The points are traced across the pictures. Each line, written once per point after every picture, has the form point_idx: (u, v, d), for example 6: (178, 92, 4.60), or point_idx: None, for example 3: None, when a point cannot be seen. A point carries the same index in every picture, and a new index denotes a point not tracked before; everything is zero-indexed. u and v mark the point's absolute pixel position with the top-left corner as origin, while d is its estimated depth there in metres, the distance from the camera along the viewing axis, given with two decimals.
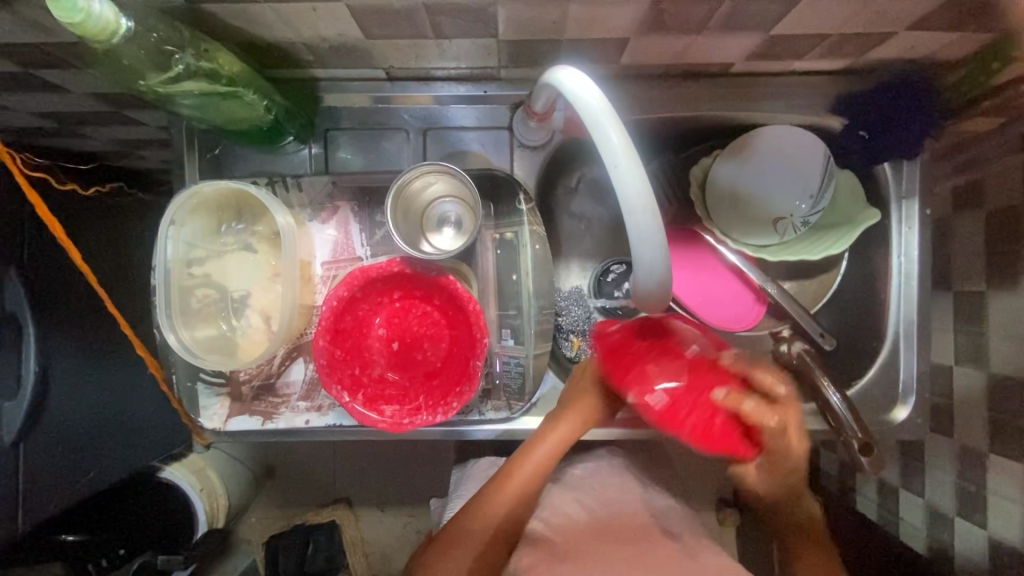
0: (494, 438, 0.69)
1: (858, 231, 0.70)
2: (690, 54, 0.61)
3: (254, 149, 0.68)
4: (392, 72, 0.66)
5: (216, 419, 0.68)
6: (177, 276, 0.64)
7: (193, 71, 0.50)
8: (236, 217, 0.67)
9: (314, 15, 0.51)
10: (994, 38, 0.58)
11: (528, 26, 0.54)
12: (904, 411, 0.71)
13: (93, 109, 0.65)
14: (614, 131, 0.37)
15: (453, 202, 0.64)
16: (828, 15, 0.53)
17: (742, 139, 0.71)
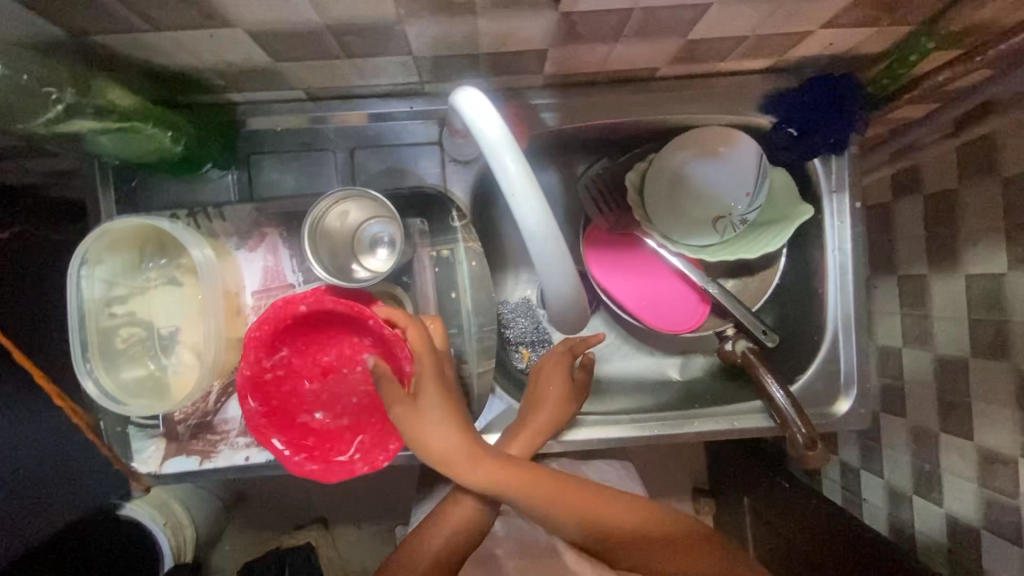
0: None
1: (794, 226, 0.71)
2: (613, 61, 0.60)
3: (174, 178, 0.65)
4: (313, 92, 0.64)
5: (152, 462, 0.66)
6: (95, 317, 0.61)
7: (77, 109, 0.47)
8: (159, 251, 0.64)
9: (212, 40, 0.49)
10: (909, 32, 0.59)
11: (441, 40, 0.53)
12: (846, 403, 0.72)
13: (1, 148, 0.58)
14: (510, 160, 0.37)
15: (379, 222, 0.62)
16: (743, 17, 0.52)
17: (679, 141, 0.71)
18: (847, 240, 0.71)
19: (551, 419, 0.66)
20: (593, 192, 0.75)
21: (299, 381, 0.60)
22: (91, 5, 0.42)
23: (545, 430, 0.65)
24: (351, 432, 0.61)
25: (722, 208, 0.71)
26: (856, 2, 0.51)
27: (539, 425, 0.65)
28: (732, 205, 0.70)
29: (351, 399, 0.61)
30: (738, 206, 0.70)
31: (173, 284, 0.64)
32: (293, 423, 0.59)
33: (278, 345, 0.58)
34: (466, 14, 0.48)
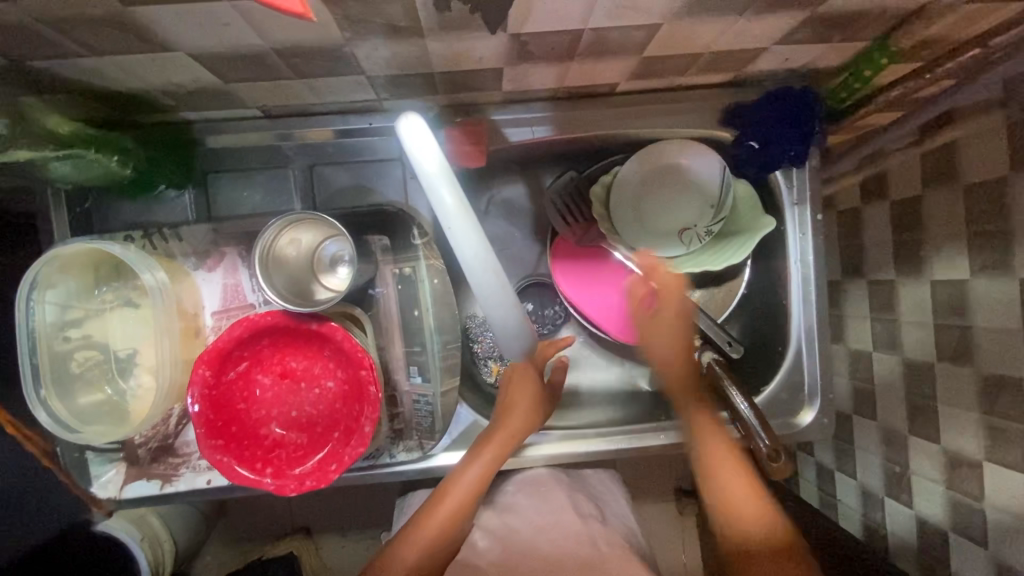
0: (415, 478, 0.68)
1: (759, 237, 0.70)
2: (571, 77, 0.60)
3: (129, 199, 0.65)
4: (269, 110, 0.62)
5: (112, 487, 0.65)
6: (49, 342, 0.60)
7: (12, 138, 0.48)
8: (114, 273, 0.63)
9: (156, 64, 0.48)
10: (864, 47, 0.59)
11: (393, 61, 0.52)
12: (810, 414, 0.73)
13: None
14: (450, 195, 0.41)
15: (335, 241, 0.61)
16: (696, 35, 0.52)
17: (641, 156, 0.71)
18: (809, 251, 0.71)
19: (523, 424, 0.65)
20: (561, 203, 0.75)
21: (256, 371, 0.57)
22: (21, 33, 0.41)
23: (515, 438, 0.65)
24: (277, 451, 0.56)
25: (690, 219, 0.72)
26: (806, 21, 0.51)
27: (509, 432, 0.64)
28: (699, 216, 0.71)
29: (291, 415, 0.57)
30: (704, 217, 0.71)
31: (128, 306, 0.63)
32: (223, 410, 0.56)
33: (260, 334, 0.56)
34: (413, 36, 0.47)
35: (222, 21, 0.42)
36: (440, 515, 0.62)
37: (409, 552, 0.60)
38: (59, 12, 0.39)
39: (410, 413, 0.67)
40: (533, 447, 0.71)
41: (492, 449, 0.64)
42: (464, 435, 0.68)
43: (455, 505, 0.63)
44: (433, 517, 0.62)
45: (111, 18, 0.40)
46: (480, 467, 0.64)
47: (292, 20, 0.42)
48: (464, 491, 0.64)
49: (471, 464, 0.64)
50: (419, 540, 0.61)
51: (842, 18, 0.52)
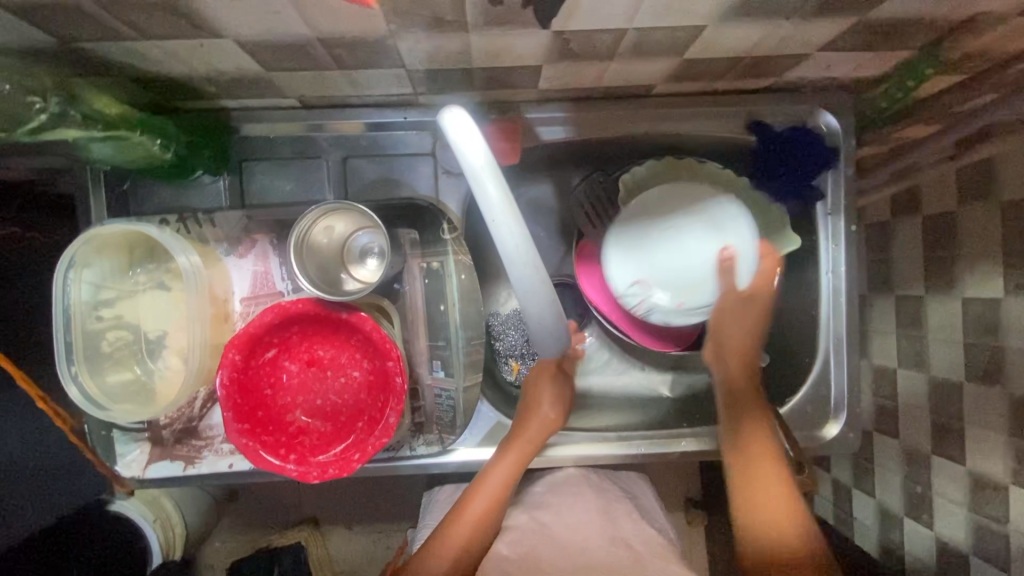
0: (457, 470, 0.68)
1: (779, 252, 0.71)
2: (608, 77, 0.60)
3: (165, 183, 0.66)
4: (306, 100, 0.63)
5: (136, 466, 0.66)
6: (81, 321, 0.61)
7: (62, 118, 0.47)
8: (148, 255, 0.64)
9: (204, 50, 0.49)
10: (911, 56, 0.58)
11: (433, 55, 0.52)
12: (835, 427, 0.71)
13: None
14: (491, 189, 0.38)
15: (368, 234, 0.62)
16: (739, 39, 0.52)
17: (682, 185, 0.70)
18: (841, 262, 0.70)
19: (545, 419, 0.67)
20: (586, 207, 0.76)
21: (284, 358, 0.58)
22: (75, 13, 0.41)
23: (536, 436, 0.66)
24: (300, 438, 0.57)
25: (677, 296, 0.70)
26: (853, 28, 0.50)
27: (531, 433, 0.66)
28: (685, 295, 0.70)
29: (317, 403, 0.58)
30: (690, 297, 0.70)
31: (162, 288, 0.64)
32: (250, 395, 0.56)
33: (289, 321, 0.57)
34: (458, 30, 0.47)
35: (273, 9, 0.42)
36: (470, 517, 0.63)
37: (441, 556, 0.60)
38: None
39: (432, 407, 0.67)
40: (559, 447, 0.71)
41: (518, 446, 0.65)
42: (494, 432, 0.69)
43: (485, 503, 0.64)
44: (459, 522, 0.63)
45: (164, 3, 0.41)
46: (501, 471, 0.65)
47: (341, 10, 0.43)
48: (494, 489, 0.65)
49: (492, 470, 0.65)
50: (450, 543, 0.61)
51: (891, 26, 0.51)
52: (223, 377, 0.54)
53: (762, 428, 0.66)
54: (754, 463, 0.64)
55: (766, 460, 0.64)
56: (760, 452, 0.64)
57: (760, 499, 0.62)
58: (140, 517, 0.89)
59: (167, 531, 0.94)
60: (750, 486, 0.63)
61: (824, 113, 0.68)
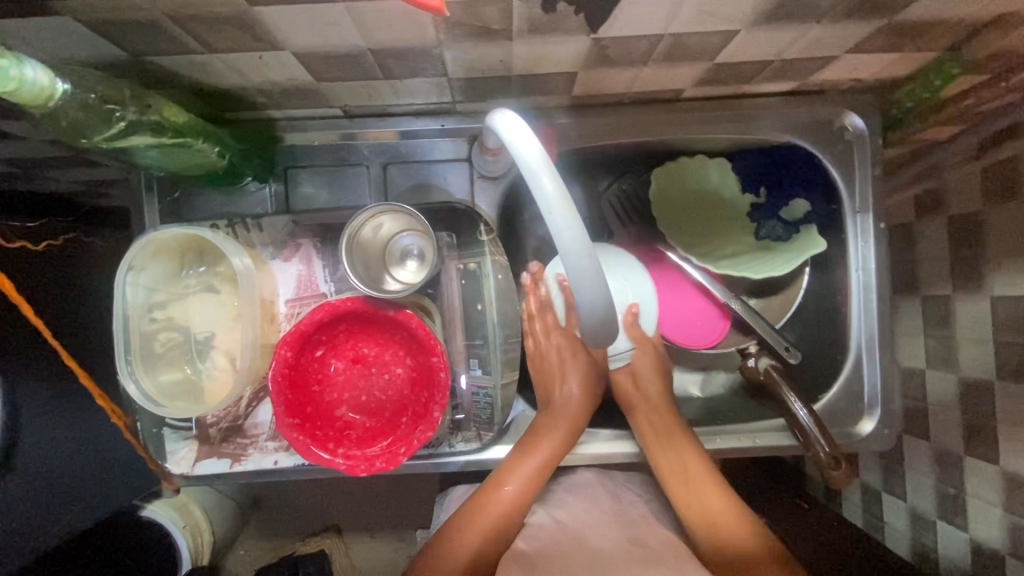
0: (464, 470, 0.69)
1: (803, 256, 0.74)
2: (638, 82, 0.62)
3: (212, 190, 0.69)
4: (349, 110, 0.66)
5: (185, 463, 0.68)
6: (138, 322, 0.63)
7: (136, 126, 0.50)
8: (199, 259, 0.67)
9: (261, 62, 0.52)
10: (936, 56, 0.59)
11: (476, 63, 0.55)
12: (870, 423, 0.71)
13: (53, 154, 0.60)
14: (548, 180, 0.38)
15: (411, 235, 0.64)
16: (769, 42, 0.54)
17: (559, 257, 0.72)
18: (872, 259, 0.71)
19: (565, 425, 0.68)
20: (617, 208, 0.79)
21: (330, 356, 0.60)
22: (152, 28, 0.44)
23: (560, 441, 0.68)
24: (345, 433, 0.59)
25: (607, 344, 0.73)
26: (880, 29, 0.52)
27: (552, 437, 0.67)
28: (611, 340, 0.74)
29: (363, 399, 0.60)
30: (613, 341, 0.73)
31: (211, 291, 0.66)
32: (300, 391, 0.58)
33: (337, 318, 0.59)
34: (501, 39, 0.50)
35: (332, 20, 0.45)
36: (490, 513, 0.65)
37: (463, 548, 0.64)
38: (187, 9, 0.42)
39: (469, 405, 0.69)
40: (581, 446, 0.73)
41: (542, 448, 0.67)
42: (517, 426, 0.71)
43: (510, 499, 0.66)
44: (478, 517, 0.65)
45: (232, 16, 0.44)
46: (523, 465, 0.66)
47: (395, 20, 0.45)
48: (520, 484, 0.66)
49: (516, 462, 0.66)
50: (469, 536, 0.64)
51: (919, 26, 0.52)
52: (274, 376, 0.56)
53: (691, 447, 0.68)
54: (692, 488, 0.66)
55: (702, 480, 0.66)
56: (696, 475, 0.66)
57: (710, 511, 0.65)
58: (169, 521, 0.91)
59: (195, 536, 0.95)
60: (697, 511, 0.65)
61: (850, 116, 0.69)
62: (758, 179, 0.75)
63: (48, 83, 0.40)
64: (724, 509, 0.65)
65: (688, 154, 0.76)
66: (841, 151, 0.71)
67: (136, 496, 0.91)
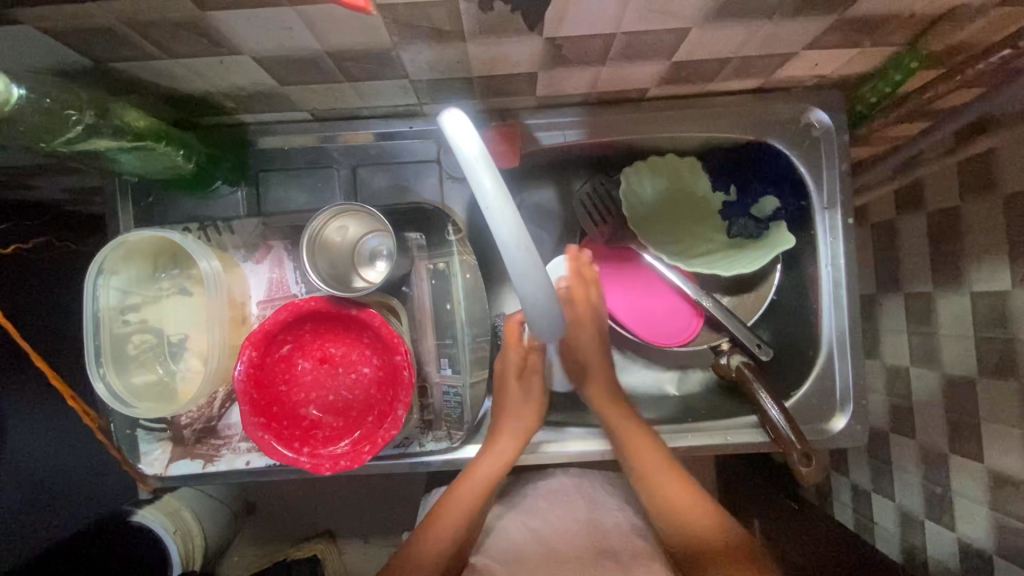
0: (437, 469, 0.70)
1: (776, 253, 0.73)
2: (602, 81, 0.62)
3: (185, 195, 0.70)
4: (318, 113, 0.67)
5: (158, 464, 0.68)
6: (110, 324, 0.64)
7: (95, 130, 0.51)
8: (171, 262, 0.68)
9: (224, 67, 0.53)
10: (896, 52, 0.59)
11: (436, 65, 0.56)
12: (842, 420, 0.71)
13: (31, 164, 0.62)
14: (486, 176, 0.39)
15: (377, 236, 0.65)
16: (725, 40, 0.54)
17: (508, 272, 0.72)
18: (841, 255, 0.70)
19: (519, 421, 0.69)
20: (590, 207, 0.79)
21: (297, 355, 0.60)
22: (111, 36, 0.46)
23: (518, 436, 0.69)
24: (313, 430, 0.59)
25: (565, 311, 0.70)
26: (834, 25, 0.53)
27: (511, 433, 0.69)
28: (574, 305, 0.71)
29: (331, 398, 0.60)
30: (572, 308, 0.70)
31: (183, 293, 0.67)
32: (265, 391, 0.59)
33: (302, 318, 0.59)
34: (456, 40, 0.50)
35: (285, 25, 0.46)
36: (455, 513, 0.66)
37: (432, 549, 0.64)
38: (141, 17, 0.44)
39: (441, 404, 0.69)
40: (551, 444, 0.73)
41: (500, 444, 0.68)
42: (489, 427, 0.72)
43: (473, 495, 0.67)
44: (446, 517, 0.66)
45: (190, 23, 0.45)
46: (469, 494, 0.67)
47: (348, 23, 0.46)
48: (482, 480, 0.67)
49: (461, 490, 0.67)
50: (438, 535, 0.65)
51: (871, 21, 0.52)
52: (244, 374, 0.57)
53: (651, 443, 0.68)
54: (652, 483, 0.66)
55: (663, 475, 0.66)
56: (653, 469, 0.66)
57: (674, 508, 0.65)
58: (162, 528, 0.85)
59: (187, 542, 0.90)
60: (665, 507, 0.66)
61: (816, 110, 0.69)
62: (727, 176, 0.76)
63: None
64: (688, 505, 0.65)
65: (658, 152, 0.76)
66: (808, 147, 0.71)
67: (129, 500, 0.90)
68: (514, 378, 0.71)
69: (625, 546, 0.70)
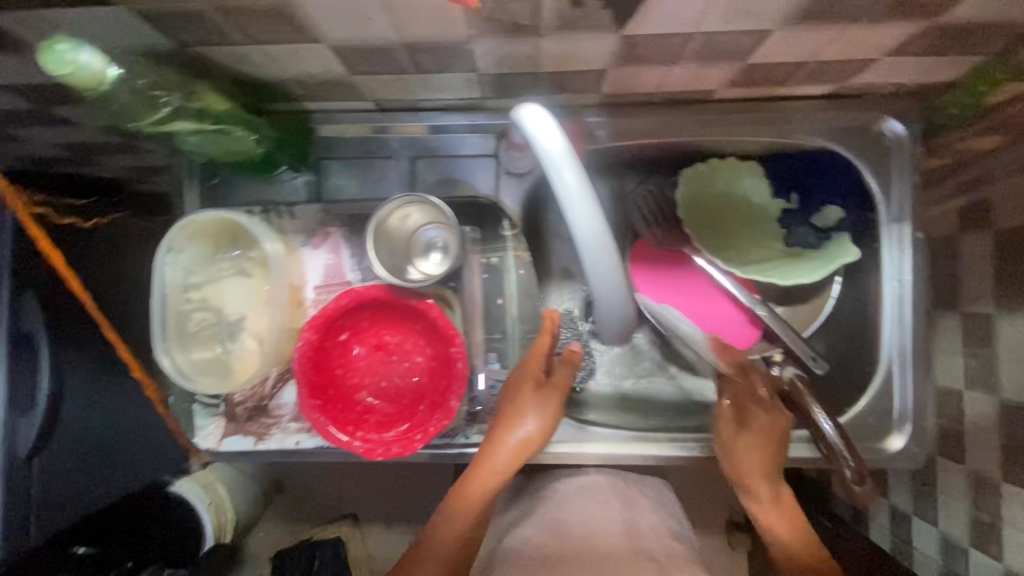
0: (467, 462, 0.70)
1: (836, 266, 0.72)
2: (670, 80, 0.61)
3: (251, 179, 0.71)
4: (381, 103, 0.68)
5: (212, 439, 0.70)
6: (174, 300, 0.67)
7: (180, 112, 0.55)
8: (233, 244, 0.69)
9: (299, 54, 0.54)
10: (982, 62, 0.57)
11: (506, 59, 0.56)
12: (900, 440, 0.69)
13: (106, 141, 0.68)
14: (593, 224, 0.46)
15: (435, 228, 0.65)
16: (807, 42, 0.53)
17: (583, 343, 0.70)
18: (908, 271, 0.69)
19: (522, 427, 0.62)
20: (645, 208, 0.77)
21: (353, 341, 0.62)
22: (197, 21, 0.47)
23: (520, 442, 0.62)
24: (364, 416, 0.60)
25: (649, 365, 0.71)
26: (921, 31, 0.51)
27: (511, 439, 0.62)
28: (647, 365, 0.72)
29: (382, 384, 0.62)
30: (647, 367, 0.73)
31: (244, 275, 0.69)
32: (322, 373, 0.60)
33: (361, 305, 0.60)
34: (531, 34, 0.50)
35: (366, 14, 0.46)
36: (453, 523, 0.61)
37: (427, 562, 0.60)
38: (229, 3, 0.45)
39: (485, 397, 0.69)
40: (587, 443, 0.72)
41: (499, 449, 0.62)
42: None
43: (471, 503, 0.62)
44: (445, 525, 0.61)
45: (274, 11, 0.46)
46: (467, 507, 0.62)
47: (428, 14, 0.46)
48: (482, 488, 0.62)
49: (462, 500, 0.62)
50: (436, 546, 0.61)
51: (961, 28, 0.50)
52: (305, 357, 0.58)
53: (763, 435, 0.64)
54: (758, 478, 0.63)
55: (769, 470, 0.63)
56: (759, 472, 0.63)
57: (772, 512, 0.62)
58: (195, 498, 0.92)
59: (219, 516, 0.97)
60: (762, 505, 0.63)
61: (890, 120, 0.68)
62: (789, 184, 0.73)
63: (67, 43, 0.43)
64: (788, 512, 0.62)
65: (718, 156, 0.73)
66: (879, 156, 0.69)
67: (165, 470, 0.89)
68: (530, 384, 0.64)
69: (660, 551, 0.70)
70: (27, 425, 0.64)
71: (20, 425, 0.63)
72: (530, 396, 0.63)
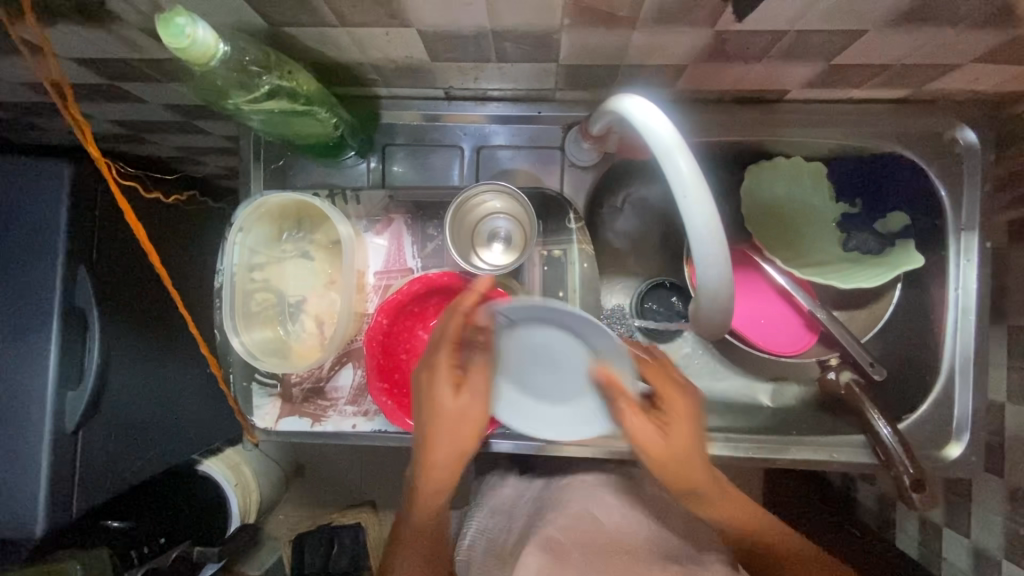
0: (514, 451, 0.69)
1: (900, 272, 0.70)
2: (747, 78, 0.61)
3: (317, 163, 0.72)
4: (451, 91, 0.68)
5: (268, 419, 0.71)
6: (240, 281, 0.67)
7: (275, 91, 0.54)
8: (298, 226, 0.70)
9: (387, 39, 0.54)
10: None
11: (589, 51, 0.56)
12: (959, 448, 0.69)
13: (165, 119, 0.71)
14: (714, 248, 0.40)
15: (505, 219, 0.65)
16: (896, 46, 0.53)
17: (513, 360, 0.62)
18: (972, 281, 0.68)
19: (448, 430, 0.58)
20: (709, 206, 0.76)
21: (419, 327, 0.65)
22: (298, 2, 0.47)
23: (454, 445, 0.58)
24: None
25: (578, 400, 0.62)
26: (1013, 39, 0.51)
27: (442, 446, 0.58)
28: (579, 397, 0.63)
29: None
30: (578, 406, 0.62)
31: (307, 257, 0.70)
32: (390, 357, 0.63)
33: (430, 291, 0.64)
34: (624, 27, 0.50)
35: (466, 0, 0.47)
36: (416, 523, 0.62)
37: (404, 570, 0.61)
38: None
39: None
40: None
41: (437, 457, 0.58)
42: None
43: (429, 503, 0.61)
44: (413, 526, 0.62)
45: None
46: (429, 505, 0.62)
47: (528, 3, 0.47)
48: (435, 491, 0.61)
49: (421, 503, 0.61)
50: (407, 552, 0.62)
51: None
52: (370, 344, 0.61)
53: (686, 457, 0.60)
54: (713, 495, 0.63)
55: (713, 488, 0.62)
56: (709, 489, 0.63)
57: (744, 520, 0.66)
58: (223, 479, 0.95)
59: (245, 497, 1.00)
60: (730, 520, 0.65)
61: (965, 129, 0.67)
62: (856, 188, 0.73)
63: (182, 8, 0.43)
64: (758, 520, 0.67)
65: (784, 155, 0.73)
66: (949, 165, 0.69)
67: (197, 450, 0.90)
68: (437, 384, 0.57)
69: None
70: (72, 399, 0.64)
71: (68, 399, 0.64)
72: (441, 394, 0.57)
